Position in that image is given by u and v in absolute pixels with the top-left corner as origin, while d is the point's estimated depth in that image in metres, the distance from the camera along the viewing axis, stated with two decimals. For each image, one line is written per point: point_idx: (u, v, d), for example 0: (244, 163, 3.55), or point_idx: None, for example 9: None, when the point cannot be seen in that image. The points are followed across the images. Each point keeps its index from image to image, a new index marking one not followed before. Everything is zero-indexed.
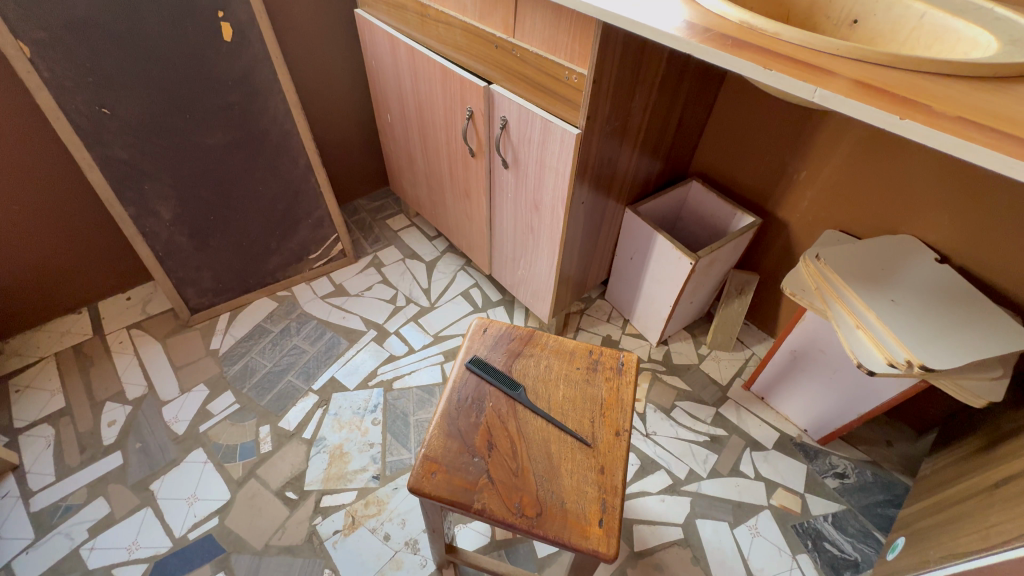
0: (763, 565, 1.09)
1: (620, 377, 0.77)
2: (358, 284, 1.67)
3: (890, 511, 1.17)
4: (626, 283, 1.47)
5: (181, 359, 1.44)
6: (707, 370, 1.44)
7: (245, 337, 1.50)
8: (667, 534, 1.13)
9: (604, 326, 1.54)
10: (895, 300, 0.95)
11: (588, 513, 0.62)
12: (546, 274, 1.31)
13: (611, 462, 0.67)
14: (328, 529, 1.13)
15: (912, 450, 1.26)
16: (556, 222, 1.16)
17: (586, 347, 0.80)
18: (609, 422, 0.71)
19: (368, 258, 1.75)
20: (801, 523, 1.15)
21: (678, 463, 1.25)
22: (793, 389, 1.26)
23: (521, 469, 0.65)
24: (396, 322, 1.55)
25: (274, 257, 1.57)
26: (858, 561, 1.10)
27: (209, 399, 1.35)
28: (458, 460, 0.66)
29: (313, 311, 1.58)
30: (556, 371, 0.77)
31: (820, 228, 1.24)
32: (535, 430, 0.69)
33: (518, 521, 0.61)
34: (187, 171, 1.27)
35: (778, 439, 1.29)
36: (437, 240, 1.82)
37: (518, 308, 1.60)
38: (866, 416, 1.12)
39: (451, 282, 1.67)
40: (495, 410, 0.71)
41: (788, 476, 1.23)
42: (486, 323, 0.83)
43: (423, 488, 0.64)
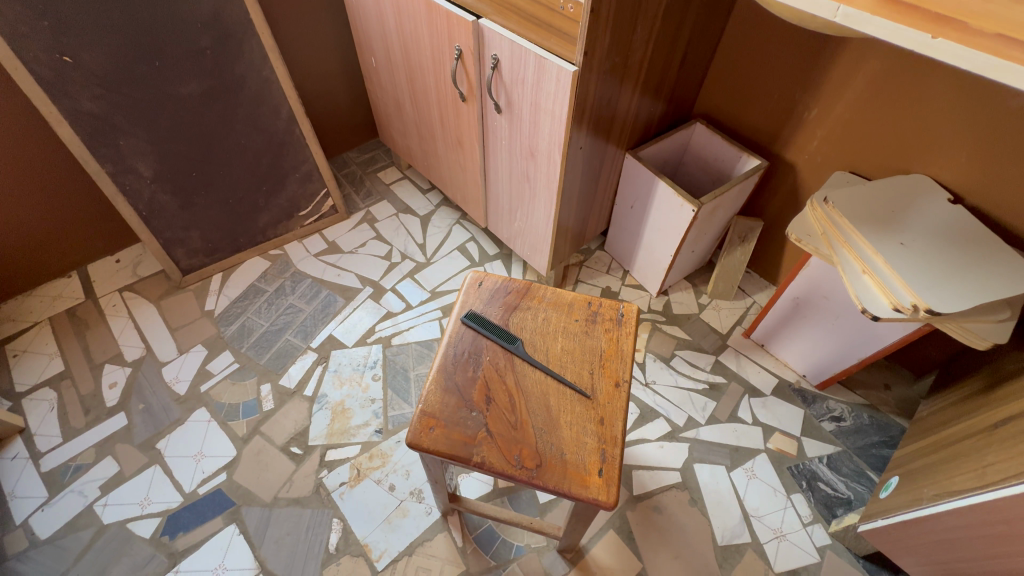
0: (758, 505, 1.12)
1: (619, 328, 0.75)
2: (351, 240, 1.62)
3: (884, 451, 1.19)
4: (626, 234, 1.43)
5: (176, 321, 1.42)
6: (708, 319, 1.42)
7: (239, 297, 1.48)
8: (665, 478, 1.16)
9: (604, 277, 1.52)
10: (903, 243, 0.92)
11: (588, 463, 0.62)
12: (543, 225, 1.27)
13: (611, 413, 0.66)
14: (334, 481, 1.15)
15: (909, 393, 1.28)
16: (553, 170, 1.11)
17: (585, 299, 0.78)
18: (609, 373, 0.70)
19: (361, 214, 1.70)
20: (797, 465, 1.18)
21: (677, 410, 1.26)
22: (794, 335, 1.25)
23: (520, 422, 0.65)
24: (392, 279, 1.52)
25: (263, 215, 1.52)
26: (850, 500, 1.13)
27: (208, 359, 1.35)
28: (456, 415, 0.66)
29: (307, 270, 1.55)
30: (554, 324, 0.75)
31: (828, 170, 1.19)
32: (534, 383, 0.68)
33: (518, 473, 0.61)
34: (163, 125, 1.21)
35: (776, 385, 1.30)
36: (431, 193, 1.76)
37: (516, 261, 1.57)
38: (867, 360, 1.12)
39: (448, 237, 1.63)
40: (493, 364, 0.70)
41: (785, 421, 1.24)
42: (482, 276, 0.81)
43: (421, 444, 0.63)
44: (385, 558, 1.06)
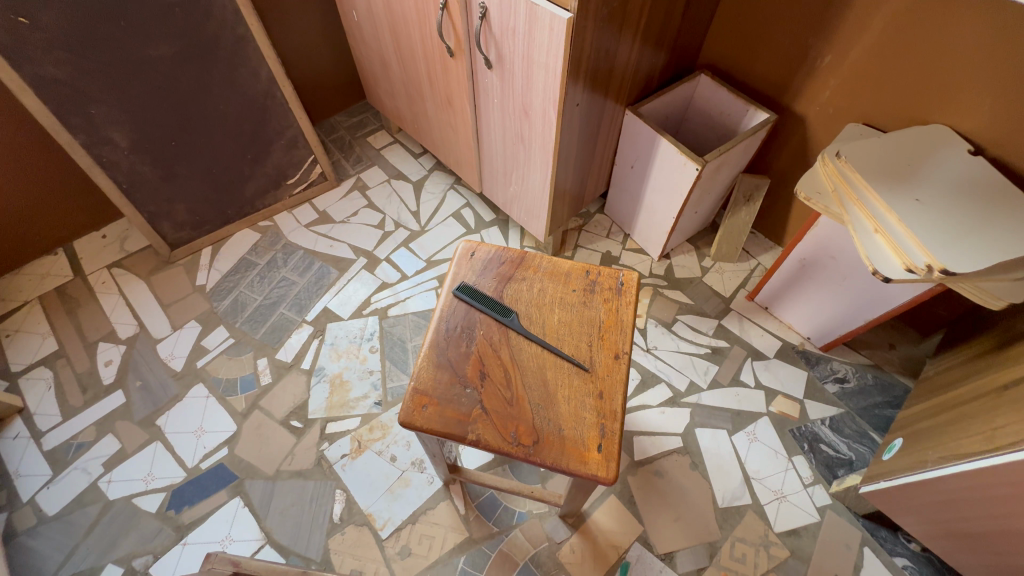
0: (759, 467, 1.13)
1: (619, 298, 0.71)
2: (343, 209, 1.57)
3: (887, 412, 1.18)
4: (626, 196, 1.38)
5: (168, 296, 1.40)
6: (711, 282, 1.39)
7: (230, 271, 1.45)
8: (666, 443, 1.16)
9: (604, 242, 1.47)
10: (919, 200, 0.87)
11: (586, 439, 0.60)
12: (539, 189, 1.22)
13: (610, 386, 0.64)
14: (335, 454, 1.16)
15: (915, 352, 1.25)
16: (548, 129, 1.05)
17: (583, 268, 0.74)
18: (607, 345, 0.67)
19: (351, 181, 1.64)
20: (799, 427, 1.17)
21: (679, 375, 1.25)
22: (799, 297, 1.21)
23: (516, 397, 0.63)
24: (387, 248, 1.48)
25: (249, 185, 1.47)
26: (852, 460, 1.13)
27: (203, 334, 1.33)
28: (449, 392, 0.63)
29: (298, 241, 1.51)
30: (550, 295, 0.71)
31: (840, 122, 1.12)
32: (529, 357, 0.66)
33: (514, 450, 0.59)
34: (135, 91, 1.13)
35: (780, 348, 1.28)
36: (423, 158, 1.69)
37: (513, 227, 1.52)
38: (874, 322, 1.09)
39: (442, 203, 1.58)
40: (486, 338, 0.67)
41: (788, 383, 1.23)
42: (474, 246, 0.77)
43: (414, 422, 0.61)
44: (389, 527, 1.07)
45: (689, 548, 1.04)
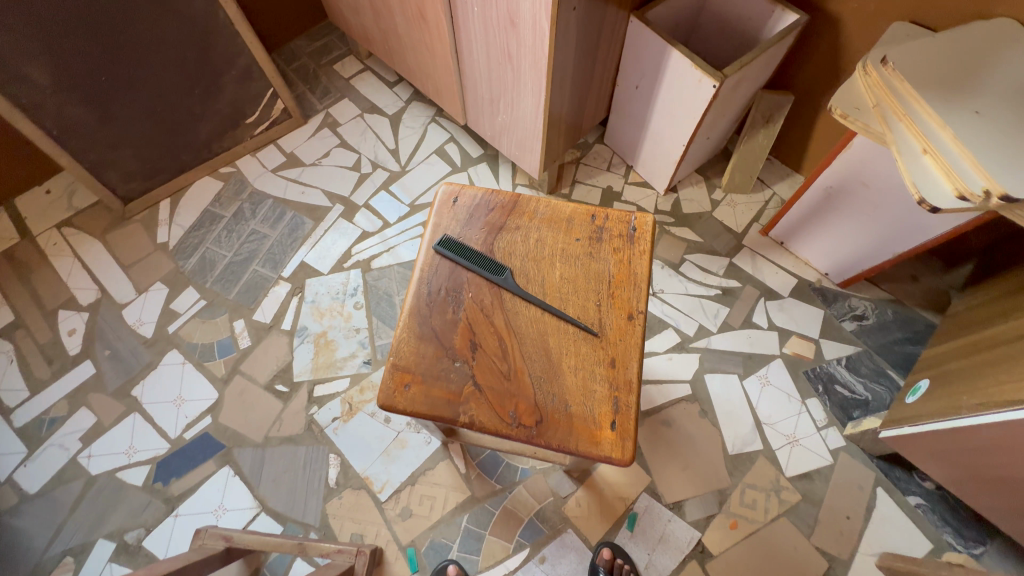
0: (771, 412, 1.08)
1: (631, 247, 0.60)
2: (313, 150, 1.41)
3: (907, 349, 1.11)
4: (629, 122, 1.22)
5: (128, 257, 1.27)
6: (721, 217, 1.27)
7: (194, 225, 1.31)
8: (674, 391, 1.10)
9: (604, 176, 1.33)
10: (978, 112, 0.74)
11: (598, 415, 0.52)
12: (531, 117, 1.07)
13: (624, 353, 0.54)
14: (326, 417, 1.09)
15: (940, 284, 1.15)
16: (540, 44, 0.88)
17: (587, 212, 0.63)
18: (619, 304, 0.57)
19: (320, 117, 1.46)
20: (813, 368, 1.11)
21: (687, 319, 1.17)
22: (820, 230, 1.10)
23: (515, 371, 0.54)
24: (364, 193, 1.34)
25: (203, 125, 1.29)
26: (868, 401, 1.07)
27: (171, 297, 1.22)
28: (435, 367, 0.54)
29: (265, 188, 1.36)
30: (549, 247, 0.60)
31: (882, 23, 0.95)
32: (528, 323, 0.56)
33: (515, 432, 0.51)
34: (42, 14, 0.93)
35: (795, 286, 1.19)
36: (399, 87, 1.50)
37: (503, 163, 1.37)
38: (903, 255, 0.99)
39: (423, 139, 1.41)
40: (476, 302, 0.57)
41: (803, 323, 1.15)
42: (457, 189, 0.65)
43: (397, 405, 0.53)
44: (387, 489, 1.03)
45: (697, 496, 1.01)
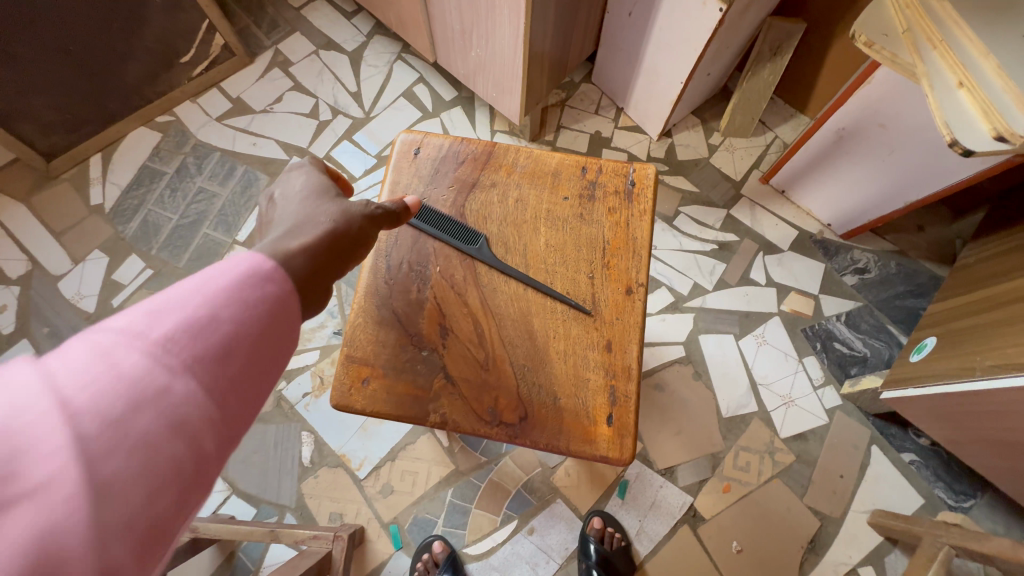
0: (767, 373, 1.03)
1: (629, 206, 0.53)
2: (263, 95, 1.24)
3: (909, 302, 1.06)
4: (621, 56, 1.08)
5: (59, 222, 1.13)
6: (719, 164, 1.16)
7: (132, 184, 1.16)
8: (667, 354, 1.04)
9: (592, 120, 1.20)
10: None
11: (592, 409, 0.47)
12: (509, 51, 0.93)
13: (621, 334, 0.49)
14: (296, 393, 1.01)
15: (945, 234, 1.09)
16: None
17: (577, 164, 0.55)
18: (615, 276, 0.51)
19: (269, 56, 1.27)
20: (811, 326, 1.06)
21: (681, 277, 1.09)
22: (825, 177, 1.02)
23: (493, 360, 0.48)
24: (325, 144, 1.19)
25: (130, 67, 1.11)
26: (867, 357, 1.03)
27: (113, 267, 1.10)
28: (399, 358, 0.48)
29: (211, 140, 1.20)
30: (532, 208, 0.54)
31: None
32: (508, 301, 0.50)
33: (495, 431, 0.46)
34: None
35: (795, 238, 1.11)
36: (358, 19, 1.31)
37: (480, 106, 1.22)
38: (916, 204, 0.91)
39: (389, 79, 1.25)
40: (446, 277, 0.51)
41: (803, 278, 1.09)
42: (419, 138, 0.57)
43: (354, 404, 0.47)
44: (366, 467, 0.97)
45: (690, 461, 0.98)
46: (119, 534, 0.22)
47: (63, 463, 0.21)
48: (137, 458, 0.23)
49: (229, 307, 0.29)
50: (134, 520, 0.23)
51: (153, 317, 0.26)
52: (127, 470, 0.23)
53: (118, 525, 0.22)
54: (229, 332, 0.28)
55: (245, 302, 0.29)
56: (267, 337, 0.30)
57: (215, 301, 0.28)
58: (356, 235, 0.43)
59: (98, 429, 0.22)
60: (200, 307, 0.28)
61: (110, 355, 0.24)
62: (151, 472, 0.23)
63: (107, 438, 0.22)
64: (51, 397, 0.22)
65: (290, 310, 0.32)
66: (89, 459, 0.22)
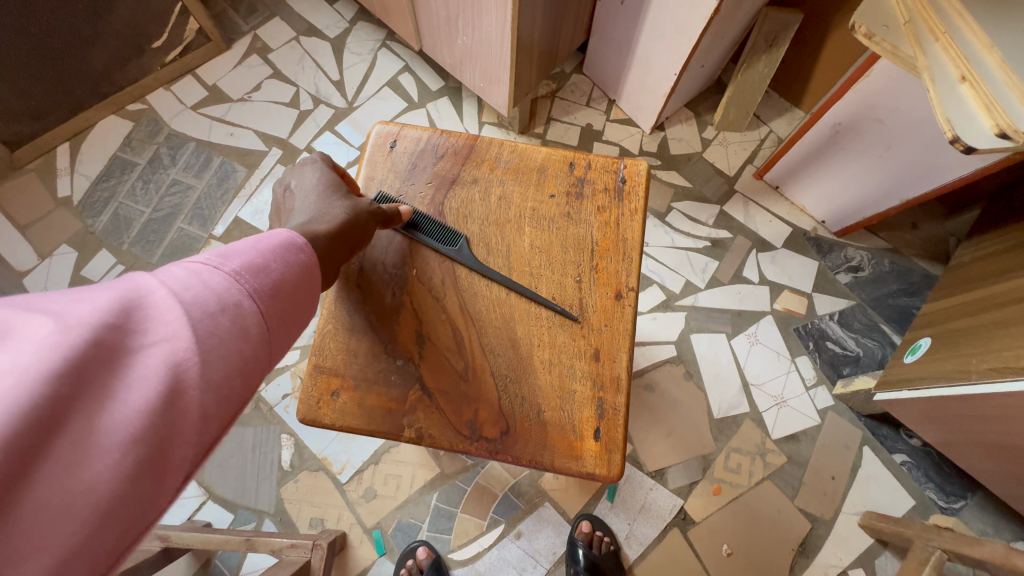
0: (759, 373, 1.01)
1: (618, 206, 0.50)
2: (241, 83, 1.19)
3: (903, 301, 1.05)
4: (613, 45, 1.05)
5: (24, 216, 1.07)
6: (712, 159, 1.14)
7: (102, 176, 1.11)
8: (658, 354, 1.02)
9: (583, 112, 1.17)
10: None
11: (578, 422, 0.44)
12: (497, 39, 0.89)
13: (610, 342, 0.46)
14: (275, 395, 0.98)
15: (939, 232, 1.08)
16: None
17: (564, 160, 0.52)
18: (604, 280, 0.48)
19: (246, 41, 1.22)
20: (804, 325, 1.04)
21: (673, 275, 1.07)
22: (819, 174, 1.00)
23: (473, 370, 0.45)
24: (306, 134, 1.15)
25: (97, 51, 1.05)
26: (859, 357, 1.02)
27: (81, 262, 1.05)
28: (372, 368, 0.45)
29: (186, 130, 1.15)
30: (515, 206, 0.50)
31: None
32: (489, 307, 0.47)
33: (474, 447, 0.43)
34: None
35: (789, 235, 1.09)
36: (341, 4, 1.26)
37: (467, 97, 1.18)
38: (912, 202, 0.90)
39: (372, 67, 1.21)
40: (423, 281, 0.48)
41: (795, 276, 1.07)
42: (395, 131, 0.54)
43: (322, 419, 0.44)
44: (347, 471, 0.94)
45: (681, 463, 0.96)
46: (209, 402, 0.28)
47: (184, 330, 0.27)
48: (228, 344, 0.29)
49: (281, 254, 0.36)
50: (224, 390, 0.29)
51: (225, 254, 0.33)
52: (224, 350, 0.29)
53: (215, 389, 0.28)
54: (283, 272, 0.35)
55: (287, 260, 0.36)
56: (302, 294, 0.36)
57: (271, 248, 0.36)
58: (362, 238, 0.43)
59: (197, 318, 0.28)
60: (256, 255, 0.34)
61: (203, 272, 0.30)
62: (238, 356, 0.30)
63: (211, 321, 0.29)
64: (168, 288, 0.28)
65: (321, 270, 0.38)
66: (202, 333, 0.28)
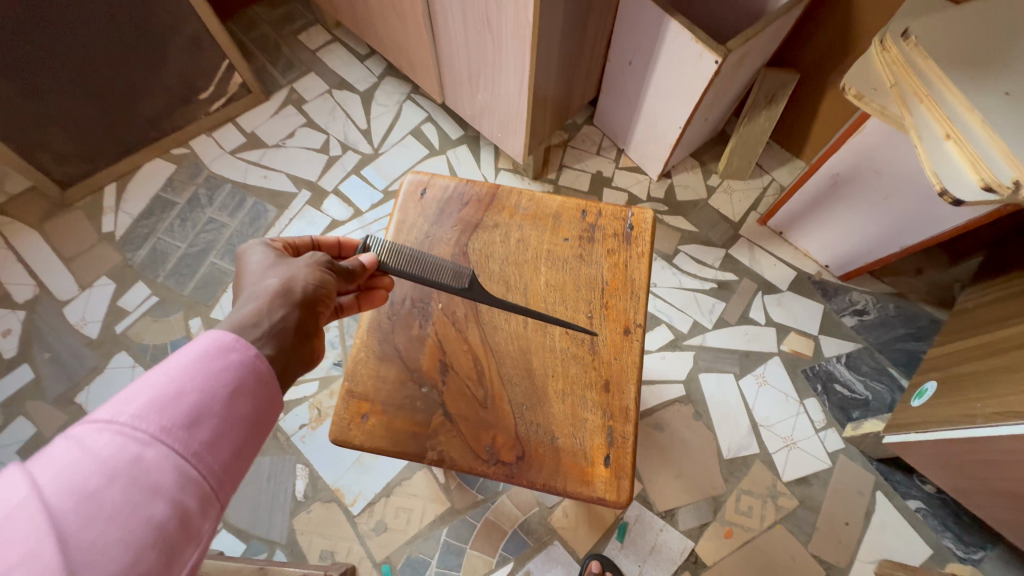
0: (768, 413, 1.02)
1: (627, 249, 0.55)
2: (276, 130, 1.28)
3: (910, 345, 1.06)
4: (621, 101, 1.13)
5: (69, 249, 1.15)
6: (718, 205, 1.19)
7: (144, 214, 1.19)
8: (667, 393, 1.04)
9: (593, 160, 1.24)
10: (1010, 93, 0.67)
11: (589, 449, 0.47)
12: (514, 95, 0.97)
13: (619, 375, 0.49)
14: (292, 425, 1.01)
15: (944, 278, 1.10)
16: (522, 12, 0.79)
17: (577, 208, 0.57)
18: (614, 316, 0.52)
19: (283, 93, 1.33)
20: (812, 367, 1.06)
21: (681, 315, 1.10)
22: (821, 221, 1.04)
23: (492, 398, 0.48)
24: (334, 178, 1.23)
25: (149, 101, 1.15)
26: (868, 401, 1.02)
27: (118, 293, 1.11)
28: (400, 394, 0.49)
29: (224, 172, 1.24)
30: (533, 249, 0.55)
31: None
32: (508, 339, 0.51)
33: (492, 470, 0.46)
34: None
35: (794, 279, 1.13)
36: (371, 61, 1.37)
37: (485, 146, 1.27)
38: (912, 248, 0.93)
39: (397, 117, 1.30)
40: (447, 315, 0.52)
41: (802, 319, 1.09)
42: (426, 179, 0.60)
43: (352, 439, 0.47)
44: (360, 502, 0.95)
45: (691, 504, 0.96)
46: None
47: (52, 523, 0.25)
48: (130, 509, 0.27)
49: (196, 377, 0.32)
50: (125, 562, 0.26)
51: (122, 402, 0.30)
52: (114, 523, 0.26)
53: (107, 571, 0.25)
54: (195, 401, 0.31)
55: (206, 380, 0.33)
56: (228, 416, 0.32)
57: (185, 372, 0.32)
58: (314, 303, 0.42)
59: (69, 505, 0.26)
60: (165, 387, 0.31)
61: (91, 439, 0.28)
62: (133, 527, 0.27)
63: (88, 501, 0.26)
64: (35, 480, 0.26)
65: (260, 368, 0.35)
66: (91, 516, 0.26)
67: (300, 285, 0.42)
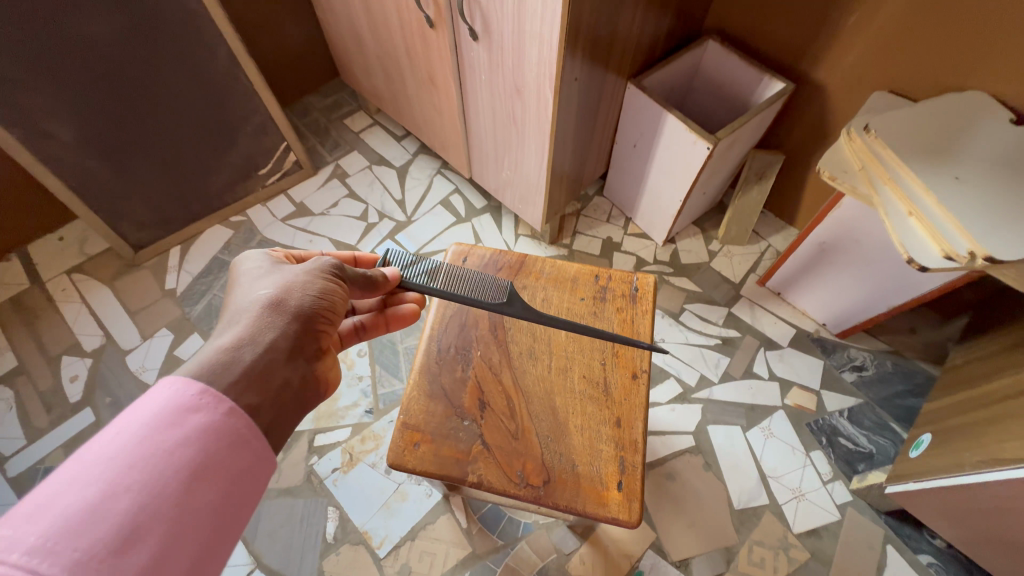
0: (776, 465, 1.07)
1: (634, 307, 0.65)
2: (322, 200, 1.45)
3: (909, 401, 1.12)
4: (628, 176, 1.28)
5: (135, 303, 1.29)
6: (719, 268, 1.30)
7: (203, 273, 1.34)
8: (678, 443, 1.09)
9: (604, 227, 1.37)
10: (959, 177, 0.79)
11: (605, 475, 0.55)
12: (535, 173, 1.12)
13: (629, 413, 0.58)
14: (326, 468, 1.08)
15: (937, 336, 1.17)
16: (543, 110, 0.95)
17: (591, 273, 0.68)
18: (624, 362, 0.61)
19: (329, 168, 1.51)
20: (816, 420, 1.11)
21: (688, 369, 1.18)
22: (814, 283, 1.14)
23: (522, 431, 0.57)
24: (371, 242, 1.38)
25: (216, 176, 1.33)
26: (873, 454, 1.07)
27: (175, 344, 1.23)
28: (445, 426, 0.58)
29: (274, 237, 1.39)
30: (555, 306, 0.66)
31: (860, 92, 1.02)
32: (535, 381, 0.60)
33: (523, 492, 0.54)
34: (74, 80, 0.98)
35: (793, 336, 1.21)
36: (406, 141, 1.56)
37: (506, 214, 1.41)
38: (898, 308, 1.02)
39: (429, 189, 1.47)
40: (484, 360, 0.62)
41: (803, 374, 1.16)
42: (466, 249, 0.72)
43: (405, 463, 0.56)
44: (386, 545, 1.00)
45: (704, 554, 0.99)
46: None
47: None
48: None
49: (144, 471, 0.35)
50: None
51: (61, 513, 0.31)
52: None
53: None
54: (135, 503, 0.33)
55: (155, 473, 0.35)
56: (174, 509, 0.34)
57: (131, 468, 0.34)
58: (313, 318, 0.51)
59: None
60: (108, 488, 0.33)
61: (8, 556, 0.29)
62: None
63: None
64: None
65: (234, 430, 0.39)
66: None
67: (293, 298, 0.51)
